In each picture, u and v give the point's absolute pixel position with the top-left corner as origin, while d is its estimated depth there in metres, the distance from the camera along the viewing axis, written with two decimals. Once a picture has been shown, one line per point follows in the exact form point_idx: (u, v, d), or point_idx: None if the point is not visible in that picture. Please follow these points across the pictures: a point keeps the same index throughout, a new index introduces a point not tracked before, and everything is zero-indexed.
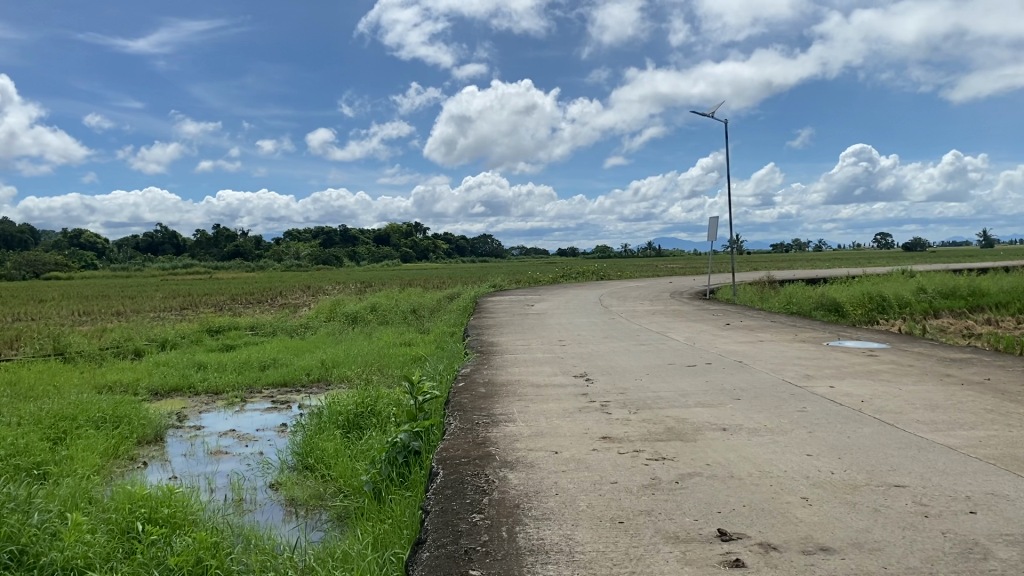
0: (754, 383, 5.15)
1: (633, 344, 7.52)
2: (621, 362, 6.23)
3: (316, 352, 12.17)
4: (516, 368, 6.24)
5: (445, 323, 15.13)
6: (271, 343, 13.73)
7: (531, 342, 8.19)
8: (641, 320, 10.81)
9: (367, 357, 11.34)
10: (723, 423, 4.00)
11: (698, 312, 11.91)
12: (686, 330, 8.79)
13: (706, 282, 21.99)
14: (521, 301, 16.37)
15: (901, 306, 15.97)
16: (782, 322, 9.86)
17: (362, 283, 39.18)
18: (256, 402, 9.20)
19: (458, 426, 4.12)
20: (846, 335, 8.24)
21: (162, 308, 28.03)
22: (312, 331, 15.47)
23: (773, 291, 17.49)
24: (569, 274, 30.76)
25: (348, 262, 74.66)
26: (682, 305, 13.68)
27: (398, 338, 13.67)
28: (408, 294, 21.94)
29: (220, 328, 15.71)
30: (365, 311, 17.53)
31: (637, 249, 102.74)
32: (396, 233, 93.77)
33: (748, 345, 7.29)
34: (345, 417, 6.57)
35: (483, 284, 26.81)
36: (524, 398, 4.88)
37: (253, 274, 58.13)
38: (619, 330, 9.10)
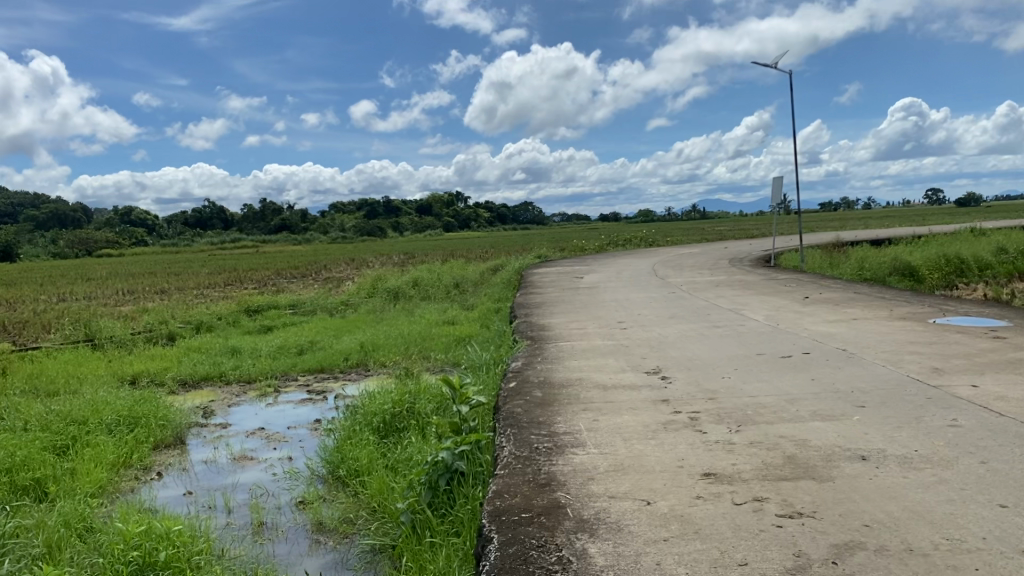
0: (874, 381, 4.17)
1: (707, 328, 6.56)
2: (699, 353, 5.30)
3: (357, 332, 11.41)
4: (576, 362, 5.33)
5: (491, 298, 14.29)
6: (307, 323, 13.01)
7: (590, 325, 7.26)
8: (705, 293, 9.81)
9: (408, 338, 10.55)
10: (859, 449, 3.05)
11: (767, 282, 10.86)
12: (764, 307, 7.78)
13: (764, 246, 20.76)
14: (570, 272, 15.43)
15: (986, 267, 14.61)
16: (869, 293, 8.78)
17: (404, 254, 38.50)
18: (290, 393, 8.38)
19: (514, 453, 3.24)
20: (951, 308, 7.16)
21: (203, 285, 27.66)
22: (352, 309, 14.75)
23: (841, 255, 16.24)
24: (618, 240, 29.62)
25: (391, 232, 74.24)
26: (747, 273, 12.61)
27: (442, 315, 12.86)
28: (451, 266, 21.10)
29: (256, 307, 15.05)
30: (406, 285, 16.78)
31: (683, 213, 100.74)
32: (439, 203, 93.14)
33: (843, 326, 6.29)
34: (381, 417, 5.74)
35: (528, 253, 25.87)
36: (591, 407, 3.98)
37: (297, 247, 57.96)
38: (685, 308, 8.12)
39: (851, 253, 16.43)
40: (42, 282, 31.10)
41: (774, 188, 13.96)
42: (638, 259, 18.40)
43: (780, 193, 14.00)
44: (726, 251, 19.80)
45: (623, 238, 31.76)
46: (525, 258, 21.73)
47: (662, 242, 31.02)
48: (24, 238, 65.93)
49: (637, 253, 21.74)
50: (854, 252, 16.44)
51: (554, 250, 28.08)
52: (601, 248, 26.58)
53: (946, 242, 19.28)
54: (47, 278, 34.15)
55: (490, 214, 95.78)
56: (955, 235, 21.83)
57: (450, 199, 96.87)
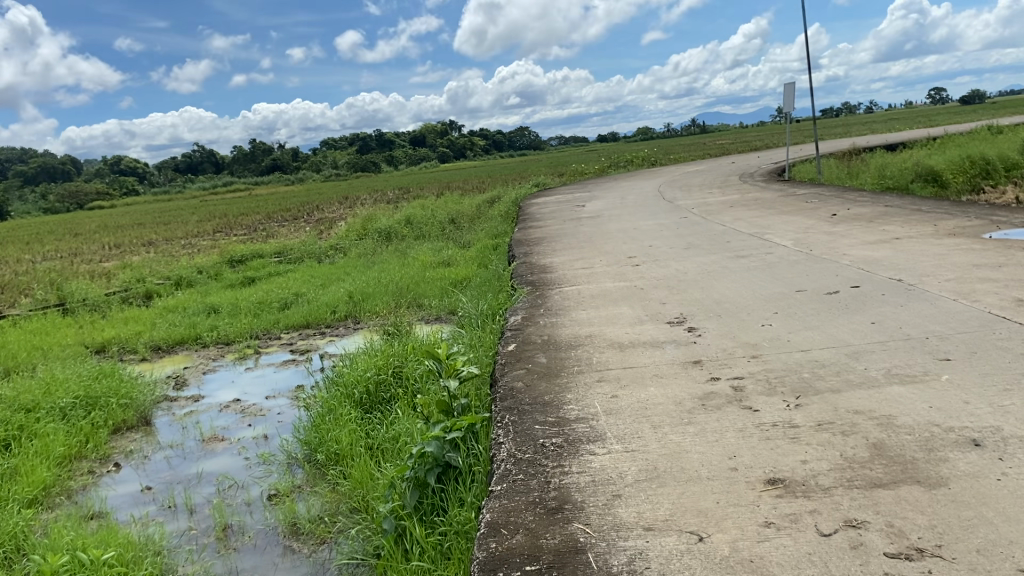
0: (951, 322, 3.42)
1: (730, 261, 5.79)
2: (727, 295, 4.53)
3: (345, 281, 10.70)
4: (582, 313, 4.59)
5: (488, 233, 13.51)
6: (294, 272, 12.29)
7: (596, 264, 6.50)
8: (719, 217, 9.01)
9: (400, 283, 9.86)
10: (966, 428, 2.32)
11: (784, 200, 10.05)
12: (789, 230, 7.00)
13: (772, 160, 19.84)
14: (570, 199, 14.59)
15: (1012, 167, 13.68)
16: (901, 205, 7.95)
17: (399, 189, 37.55)
18: (270, 355, 7.82)
19: (512, 455, 2.52)
20: (1001, 218, 6.33)
21: (194, 234, 26.91)
22: (342, 254, 14.01)
23: (856, 163, 15.29)
24: (618, 162, 28.59)
25: (386, 167, 72.86)
26: (760, 190, 11.78)
27: (436, 255, 12.13)
28: (446, 201, 20.27)
29: (241, 257, 14.32)
30: (399, 224, 16.00)
31: (681, 130, 98.83)
32: (432, 134, 91.33)
33: (885, 248, 5.50)
34: (365, 386, 5.04)
35: (526, 181, 24.94)
36: (607, 377, 3.24)
37: (292, 187, 56.91)
38: (701, 237, 7.32)
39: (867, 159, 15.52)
40: (30, 241, 30.37)
41: (785, 95, 12.96)
42: (641, 182, 17.51)
43: (790, 101, 13.03)
44: (733, 167, 18.85)
45: (623, 158, 30.73)
46: (523, 187, 20.87)
47: (664, 161, 30.00)
48: (14, 193, 64.87)
49: (639, 174, 20.82)
50: (869, 160, 15.49)
51: (552, 177, 27.14)
52: (601, 171, 25.60)
53: (964, 142, 18.26)
54: (36, 235, 33.36)
55: (485, 142, 94.02)
56: (972, 135, 20.82)
57: (444, 129, 94.99)
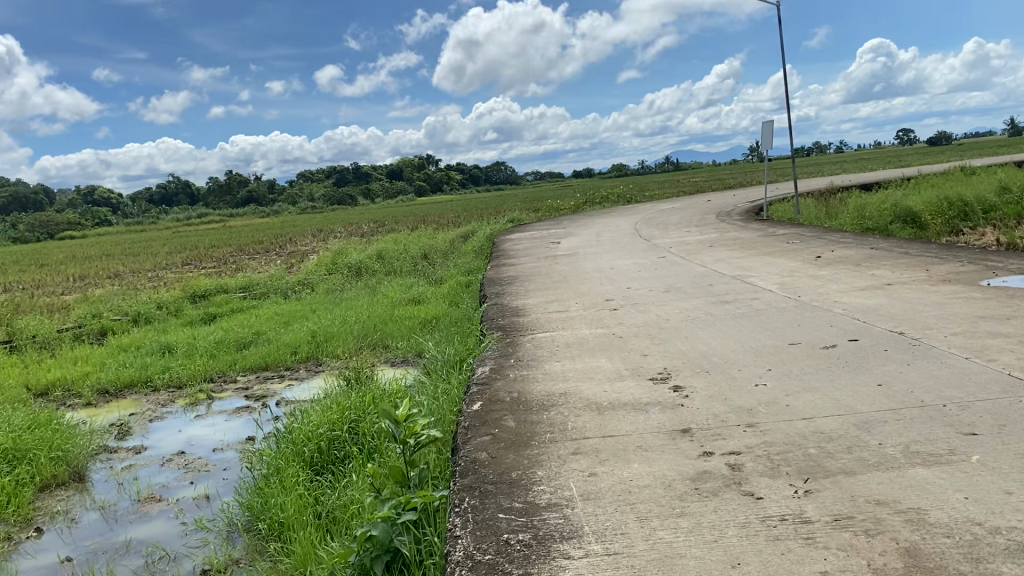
0: (968, 385, 3.05)
1: (714, 307, 5.41)
2: (715, 347, 4.14)
3: (309, 320, 10.25)
4: (556, 366, 4.17)
5: (461, 270, 13.12)
6: (258, 309, 11.80)
7: (572, 307, 6.10)
8: (699, 257, 8.68)
9: (366, 323, 9.44)
10: (1016, 531, 1.93)
11: (765, 240, 9.76)
12: (774, 274, 6.67)
13: (749, 198, 19.71)
14: (545, 236, 14.27)
15: (989, 210, 13.56)
16: (886, 248, 7.65)
17: (373, 222, 37.16)
18: (223, 400, 7.32)
19: (469, 556, 2.08)
20: (996, 263, 6.03)
21: (161, 266, 26.26)
22: (309, 290, 13.54)
23: (835, 202, 15.12)
24: (594, 198, 28.42)
25: (362, 199, 72.46)
26: (739, 229, 11.51)
27: (405, 292, 11.71)
28: (420, 236, 19.89)
29: (204, 292, 13.80)
30: (370, 259, 15.57)
31: (657, 166, 99.58)
32: (409, 167, 91.24)
33: (878, 295, 5.16)
34: (316, 442, 4.57)
35: (502, 216, 24.64)
36: (584, 448, 2.82)
37: (266, 220, 56.30)
38: (681, 279, 6.97)
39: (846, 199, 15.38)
40: None
41: (763, 133, 12.76)
42: (618, 218, 17.24)
43: (769, 139, 12.82)
44: (710, 205, 18.67)
45: (599, 194, 30.58)
46: (498, 223, 20.54)
47: (640, 198, 29.89)
48: None
49: (615, 210, 20.58)
50: (846, 200, 15.34)
51: (527, 212, 26.88)
52: (577, 206, 25.36)
53: (939, 183, 18.25)
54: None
55: (462, 176, 94.05)
56: (946, 176, 20.86)
57: (421, 162, 94.97)
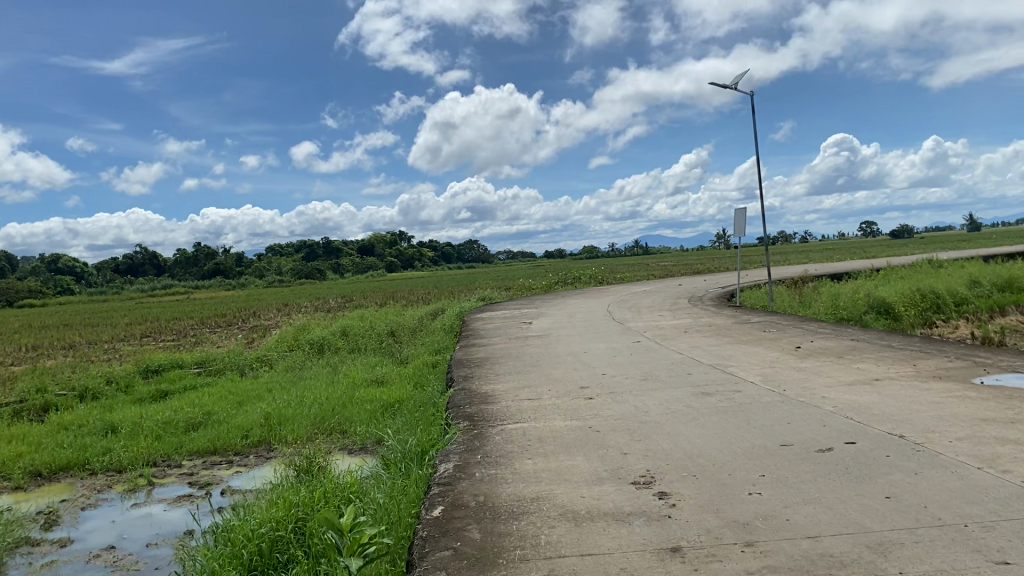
0: (987, 500, 2.73)
1: (695, 399, 5.10)
2: (701, 447, 3.81)
3: (265, 400, 9.77)
4: (527, 465, 3.80)
5: (428, 350, 12.72)
6: (213, 387, 11.27)
7: (544, 394, 5.75)
8: (674, 343, 8.40)
9: (325, 405, 9.01)
10: None
11: (740, 328, 9.53)
12: (754, 364, 6.38)
13: (720, 284, 19.66)
14: (514, 317, 13.98)
15: (960, 303, 13.55)
16: (867, 340, 7.44)
17: (341, 297, 36.67)
18: (165, 487, 6.77)
19: None
20: (984, 360, 5.82)
21: (119, 338, 25.47)
22: (269, 367, 13.03)
23: (806, 291, 15.05)
24: (565, 279, 28.33)
25: (331, 275, 72.03)
26: (713, 316, 11.30)
27: (368, 372, 11.28)
28: (387, 312, 19.50)
29: (158, 367, 13.21)
30: (334, 336, 15.12)
31: (626, 250, 100.66)
32: (380, 244, 91.26)
33: (868, 392, 4.89)
34: (257, 544, 4.10)
35: (471, 294, 24.35)
36: (559, 571, 2.44)
37: (233, 293, 55.51)
38: (658, 366, 6.66)
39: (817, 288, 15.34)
40: None
41: (737, 219, 12.70)
42: (589, 300, 17.03)
43: (742, 225, 12.77)
44: (681, 289, 18.58)
45: (570, 276, 30.52)
46: (467, 301, 20.23)
47: (610, 280, 29.85)
48: None
49: (586, 292, 20.41)
50: (818, 288, 15.29)
51: (497, 291, 26.65)
52: (548, 287, 25.19)
53: (907, 274, 18.36)
54: None
55: (433, 254, 94.21)
56: (912, 268, 21.05)
57: (392, 240, 95.09)
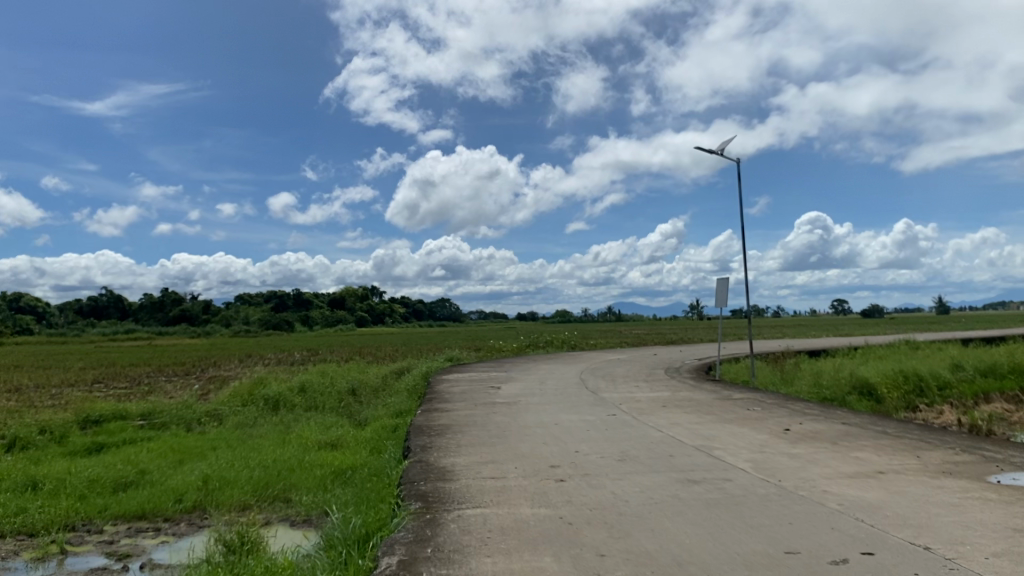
0: None
1: (680, 488, 4.54)
2: (692, 552, 3.25)
3: (207, 460, 9.04)
4: (486, 565, 3.21)
5: (389, 411, 12.03)
6: (154, 443, 10.48)
7: (509, 472, 5.16)
8: (652, 418, 7.85)
9: (271, 470, 8.32)
10: None
11: (722, 404, 9.01)
12: (742, 448, 5.83)
13: (696, 356, 19.20)
14: (482, 381, 13.35)
15: (942, 387, 13.15)
16: (859, 425, 6.95)
17: (307, 351, 35.74)
18: (79, 557, 6.01)
19: None
20: (992, 455, 5.33)
21: (70, 383, 24.33)
22: (218, 423, 12.25)
23: (785, 367, 14.60)
24: (536, 343, 27.75)
25: (300, 326, 70.84)
26: (691, 389, 10.78)
27: (323, 434, 10.59)
28: (351, 369, 18.75)
29: (99, 417, 12.37)
30: (292, 393, 14.37)
31: (597, 317, 100.56)
32: (353, 299, 90.28)
33: (874, 488, 4.36)
34: None
35: (440, 355, 23.65)
36: None
37: (196, 341, 54.19)
38: (636, 444, 6.10)
39: (796, 365, 14.89)
40: None
41: (718, 290, 12.29)
42: (562, 366, 16.45)
43: (723, 296, 12.36)
44: (655, 359, 18.09)
45: (542, 340, 29.96)
46: (435, 361, 19.56)
47: (582, 346, 29.32)
48: None
49: (557, 357, 19.84)
50: (797, 365, 14.88)
51: (467, 352, 25.97)
52: (519, 350, 24.61)
53: (884, 355, 18.02)
54: None
55: (406, 311, 93.36)
56: (888, 348, 20.77)
57: (364, 295, 94.17)
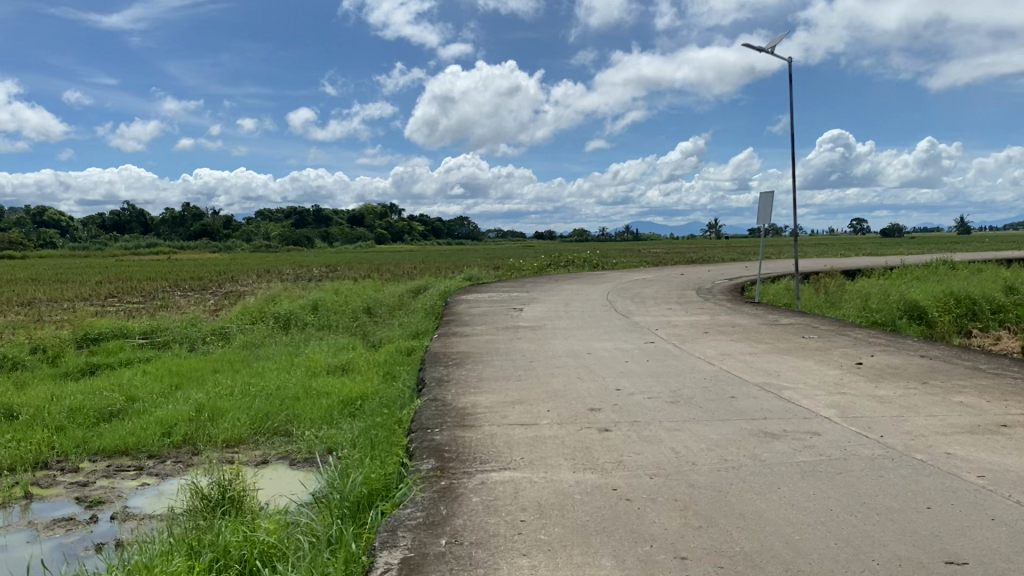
0: None
1: (760, 446, 3.61)
2: (809, 559, 2.33)
3: (204, 386, 8.25)
4: (521, 571, 2.30)
5: (405, 333, 11.17)
6: (152, 364, 9.71)
7: (542, 417, 4.24)
8: (699, 347, 6.90)
9: (273, 399, 7.50)
10: None
11: (773, 331, 8.06)
12: (817, 390, 4.91)
13: (728, 276, 18.19)
14: (503, 301, 12.44)
15: (1000, 311, 12.06)
16: (945, 360, 5.97)
17: (322, 266, 34.95)
18: (44, 504, 5.23)
19: None
20: None
21: (81, 297, 23.71)
22: (222, 343, 11.47)
23: (828, 288, 13.56)
24: (557, 260, 26.75)
25: (318, 242, 70.17)
26: (734, 313, 9.82)
27: (333, 356, 9.76)
28: (366, 287, 17.91)
29: (97, 334, 11.62)
30: (302, 311, 13.56)
31: (617, 235, 99.18)
32: (371, 214, 89.39)
33: (1010, 451, 3.43)
34: None
35: (458, 272, 22.72)
36: None
37: (213, 256, 53.63)
38: (690, 381, 5.17)
39: (839, 286, 13.84)
40: None
41: (763, 203, 11.17)
42: (587, 286, 15.51)
43: (768, 211, 11.25)
44: (685, 279, 17.06)
45: (565, 258, 29.01)
46: (453, 279, 18.65)
47: (605, 265, 28.28)
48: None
49: (580, 276, 18.88)
50: (840, 285, 13.83)
51: (488, 270, 25.05)
52: (540, 269, 23.62)
53: (930, 276, 16.88)
54: None
55: (424, 228, 92.46)
56: (931, 269, 19.61)
57: (382, 211, 93.13)
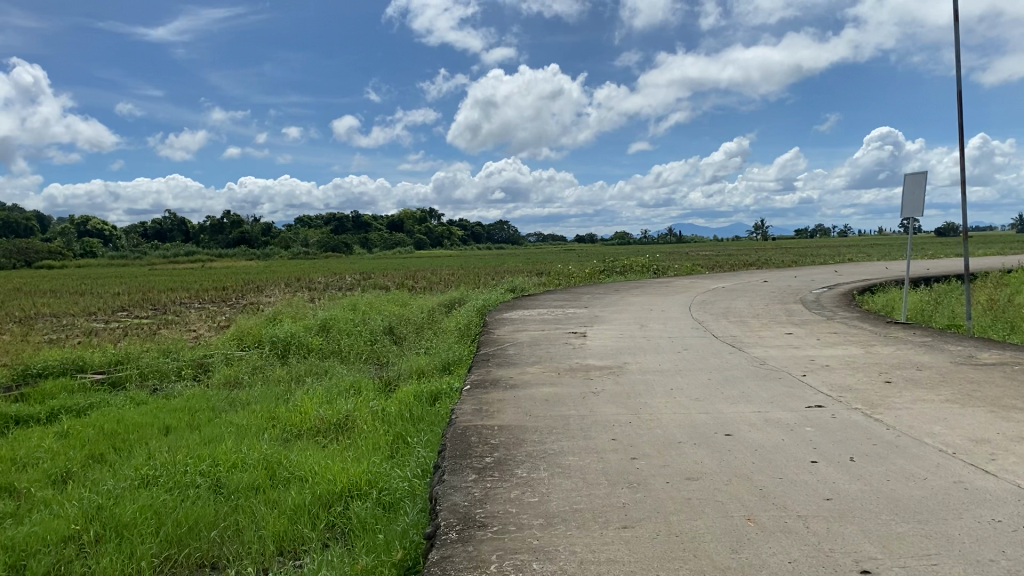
0: None
1: None
2: None
3: (129, 460, 5.59)
4: None
5: (433, 363, 8.43)
6: (86, 418, 7.10)
7: None
8: (913, 420, 4.06)
9: (217, 496, 4.82)
10: None
11: (992, 378, 5.16)
12: None
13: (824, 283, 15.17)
14: (560, 322, 9.63)
15: None
16: None
17: (357, 275, 32.53)
18: None
19: None
20: None
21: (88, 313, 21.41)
22: (198, 382, 8.86)
23: (974, 301, 10.51)
24: (611, 266, 23.89)
25: (356, 248, 68.06)
26: (893, 343, 6.93)
27: (329, 404, 7.08)
28: (394, 299, 15.25)
29: (43, 370, 9.08)
30: (308, 334, 10.92)
31: (664, 237, 95.80)
32: (412, 220, 87.30)
33: None
34: None
35: (501, 281, 20.03)
36: None
37: (248, 264, 51.75)
38: (1015, 550, 2.37)
39: (987, 298, 10.77)
40: None
41: (914, 188, 8.25)
42: (661, 298, 12.62)
43: (919, 199, 8.33)
44: (774, 288, 14.08)
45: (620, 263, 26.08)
46: (495, 289, 15.92)
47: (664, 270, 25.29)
48: None
49: (645, 285, 15.98)
50: (991, 299, 10.79)
51: (535, 277, 22.23)
52: (595, 276, 20.77)
53: None
54: None
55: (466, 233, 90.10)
56: None
57: (423, 216, 90.94)
